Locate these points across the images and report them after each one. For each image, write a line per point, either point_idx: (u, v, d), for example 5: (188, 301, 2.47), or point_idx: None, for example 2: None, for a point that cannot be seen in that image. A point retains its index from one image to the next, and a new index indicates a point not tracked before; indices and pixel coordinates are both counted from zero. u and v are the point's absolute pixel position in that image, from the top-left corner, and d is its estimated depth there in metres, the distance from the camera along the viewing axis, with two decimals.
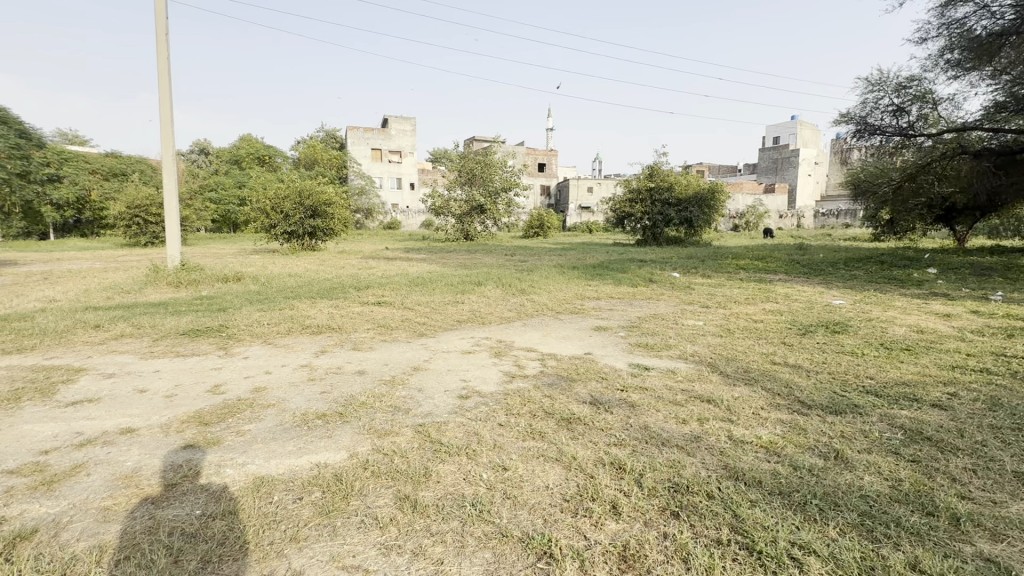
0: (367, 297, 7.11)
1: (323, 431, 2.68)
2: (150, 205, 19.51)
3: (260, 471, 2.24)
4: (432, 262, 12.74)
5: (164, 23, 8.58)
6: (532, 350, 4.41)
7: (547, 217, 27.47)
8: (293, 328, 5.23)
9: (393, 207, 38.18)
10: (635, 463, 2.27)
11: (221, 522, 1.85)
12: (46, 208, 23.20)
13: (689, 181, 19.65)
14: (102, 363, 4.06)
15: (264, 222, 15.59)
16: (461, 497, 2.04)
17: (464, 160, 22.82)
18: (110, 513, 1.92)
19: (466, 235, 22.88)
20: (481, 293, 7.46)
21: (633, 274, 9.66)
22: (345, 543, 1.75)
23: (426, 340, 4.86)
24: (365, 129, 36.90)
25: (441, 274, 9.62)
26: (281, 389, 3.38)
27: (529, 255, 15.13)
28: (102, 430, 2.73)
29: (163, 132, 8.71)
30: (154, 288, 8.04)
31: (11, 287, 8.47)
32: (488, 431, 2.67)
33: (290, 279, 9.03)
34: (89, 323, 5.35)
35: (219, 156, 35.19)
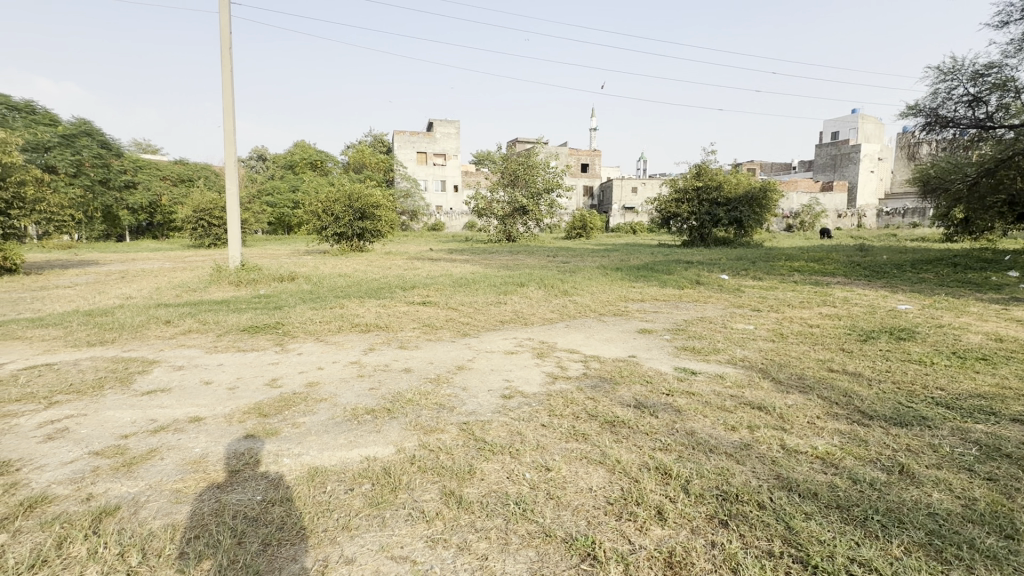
0: (413, 297, 7.30)
1: (372, 426, 2.78)
2: (213, 209, 20.80)
3: (314, 461, 2.35)
4: (474, 263, 12.91)
5: (228, 38, 9.14)
6: (575, 352, 4.39)
7: (590, 217, 27.21)
8: (343, 326, 5.45)
9: (438, 209, 38.95)
10: (682, 469, 2.23)
11: (280, 508, 1.96)
12: (123, 213, 25.22)
13: (739, 180, 18.95)
14: (173, 356, 4.39)
15: (316, 225, 16.30)
16: (505, 494, 2.07)
17: (507, 162, 22.96)
18: (181, 495, 2.07)
19: (508, 237, 23.04)
20: (523, 294, 7.50)
21: (679, 276, 9.44)
22: (394, 534, 1.81)
23: (469, 340, 4.93)
24: (411, 133, 37.85)
25: (484, 275, 9.72)
26: (333, 384, 3.54)
27: (571, 256, 15.07)
28: (172, 418, 2.94)
29: (227, 141, 9.29)
30: (217, 286, 8.59)
31: (94, 285, 9.26)
32: (531, 431, 2.68)
33: (339, 279, 9.41)
34: (161, 319, 5.79)
35: (276, 162, 37.07)
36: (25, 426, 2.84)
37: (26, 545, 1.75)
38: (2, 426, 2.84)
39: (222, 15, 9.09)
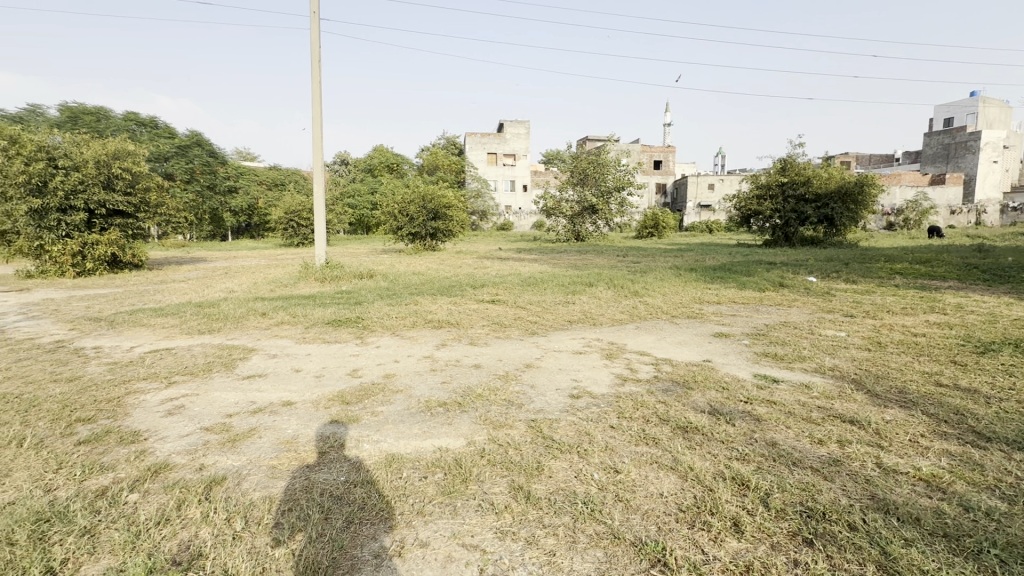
0: (483, 295, 7.47)
1: (444, 417, 2.90)
2: (302, 210, 22.50)
3: (391, 449, 2.49)
4: (543, 263, 12.90)
5: (317, 52, 9.85)
6: (646, 354, 4.29)
7: (662, 216, 26.28)
8: (417, 321, 5.70)
9: (507, 209, 39.41)
10: (762, 481, 2.11)
11: (361, 490, 2.10)
12: (226, 215, 27.93)
13: (831, 174, 17.39)
14: (269, 345, 4.83)
15: (392, 225, 17.12)
16: (574, 493, 2.07)
17: (576, 160, 22.71)
18: (277, 471, 2.28)
19: (577, 236, 22.90)
20: (592, 294, 7.41)
21: (761, 277, 8.89)
22: (464, 522, 1.88)
23: (537, 338, 4.98)
24: (482, 134, 38.57)
25: (553, 274, 9.71)
26: (407, 377, 3.72)
27: (643, 256, 14.67)
28: (267, 401, 3.24)
29: (315, 148, 10.02)
30: (305, 282, 9.31)
31: (203, 280, 10.35)
32: (599, 432, 2.67)
33: (413, 276, 9.82)
34: (258, 311, 6.38)
35: (356, 166, 39.37)
36: (151, 401, 3.26)
37: (153, 505, 2.01)
38: (133, 400, 3.28)
39: (312, 33, 9.81)
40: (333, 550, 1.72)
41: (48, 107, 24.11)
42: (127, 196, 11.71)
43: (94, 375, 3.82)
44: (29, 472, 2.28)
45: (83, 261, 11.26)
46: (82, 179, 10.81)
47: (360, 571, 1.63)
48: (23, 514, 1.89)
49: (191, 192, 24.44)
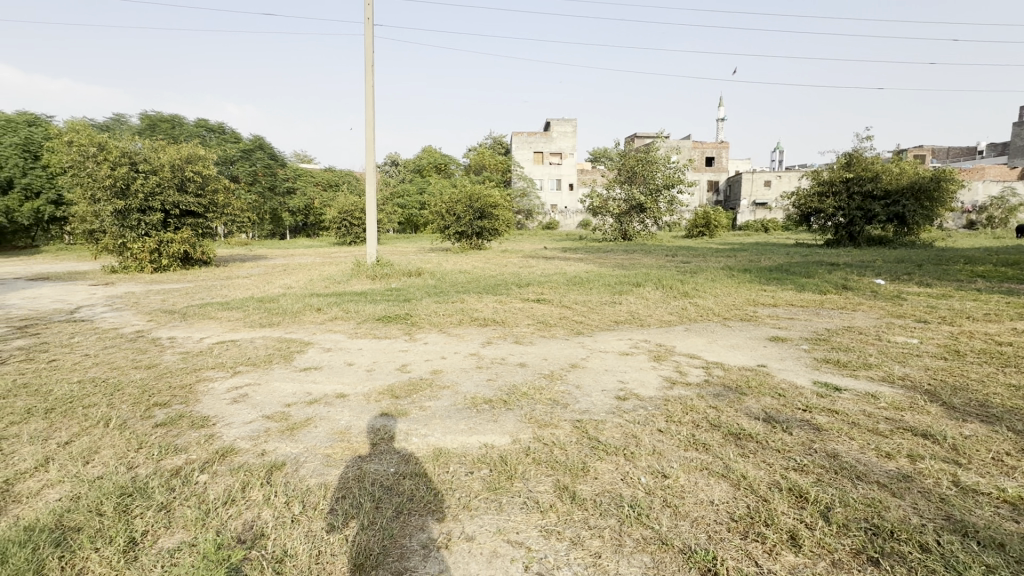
0: (528, 294, 7.48)
1: (490, 414, 2.93)
2: (354, 210, 23.36)
3: (439, 443, 2.55)
4: (589, 262, 12.77)
5: (370, 56, 10.18)
6: (696, 357, 4.16)
7: (714, 215, 25.39)
8: (463, 319, 5.79)
9: (552, 208, 39.26)
10: (822, 494, 2.00)
11: (410, 482, 2.16)
12: (285, 215, 29.41)
13: (903, 169, 16.21)
14: (323, 339, 5.06)
15: (440, 224, 17.47)
16: (619, 496, 2.05)
17: (624, 158, 22.29)
18: (332, 460, 2.39)
19: (624, 235, 22.53)
20: (639, 294, 7.27)
21: (822, 279, 8.41)
22: (509, 519, 1.90)
23: (583, 338, 4.94)
24: (528, 134, 38.62)
25: (599, 274, 9.59)
26: (454, 373, 3.80)
27: (693, 256, 14.23)
28: (322, 392, 3.40)
29: (368, 150, 10.38)
30: (357, 279, 9.67)
31: (264, 276, 10.95)
32: (646, 435, 2.62)
33: (460, 275, 9.97)
34: (314, 306, 6.68)
35: (406, 167, 40.44)
36: (218, 389, 3.49)
37: (221, 485, 2.16)
38: (203, 387, 3.53)
39: (366, 38, 10.15)
40: (383, 539, 1.78)
41: (131, 117, 26.25)
42: (198, 198, 12.57)
43: (169, 363, 4.14)
44: (116, 450, 2.50)
45: (159, 258, 12.17)
46: (159, 182, 11.70)
47: (410, 560, 1.68)
48: (109, 489, 2.08)
49: (253, 193, 25.93)
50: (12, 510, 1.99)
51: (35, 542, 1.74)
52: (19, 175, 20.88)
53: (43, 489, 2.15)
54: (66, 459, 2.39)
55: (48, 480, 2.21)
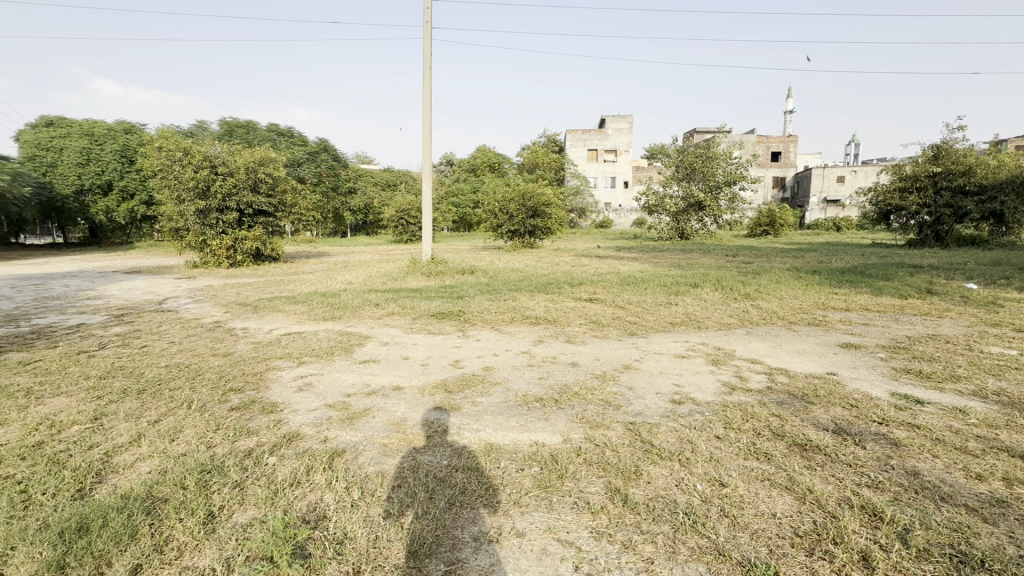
0: (580, 293, 7.41)
1: (541, 413, 2.93)
2: (411, 209, 24.07)
3: (490, 438, 2.59)
4: (643, 261, 12.45)
5: (428, 59, 10.44)
6: (757, 362, 3.97)
7: (779, 213, 24.05)
8: (515, 317, 5.83)
9: (606, 206, 38.66)
10: (899, 515, 1.85)
11: (462, 475, 2.21)
12: (346, 214, 30.79)
13: (1001, 162, 14.63)
14: (381, 333, 5.26)
15: (492, 222, 17.63)
16: (674, 502, 1.99)
17: (682, 154, 21.54)
18: (389, 450, 2.48)
19: (681, 234, 21.70)
20: (697, 295, 7.02)
21: (902, 282, 7.75)
22: (559, 518, 1.89)
23: (636, 339, 4.84)
24: (583, 131, 38.22)
25: (654, 274, 9.34)
26: (505, 370, 3.83)
27: (755, 256, 13.56)
28: (380, 385, 3.54)
29: (425, 151, 10.67)
30: (413, 276, 9.96)
31: (327, 272, 11.51)
32: (703, 441, 2.53)
33: (512, 273, 10.03)
34: (372, 302, 6.96)
35: (461, 166, 41.20)
36: (286, 377, 3.73)
37: (287, 468, 2.30)
38: (272, 375, 3.78)
39: (425, 40, 10.41)
40: (436, 528, 1.83)
41: (211, 123, 28.43)
42: (269, 198, 13.40)
43: (242, 352, 4.45)
44: (196, 430, 2.72)
45: (234, 254, 13.10)
46: (235, 183, 12.58)
47: (461, 551, 1.72)
48: (192, 465, 2.27)
49: (317, 193, 27.35)
50: (112, 479, 2.22)
51: (130, 509, 1.92)
52: (117, 178, 23.19)
53: (137, 461, 2.38)
54: (155, 436, 2.63)
55: (141, 453, 2.45)
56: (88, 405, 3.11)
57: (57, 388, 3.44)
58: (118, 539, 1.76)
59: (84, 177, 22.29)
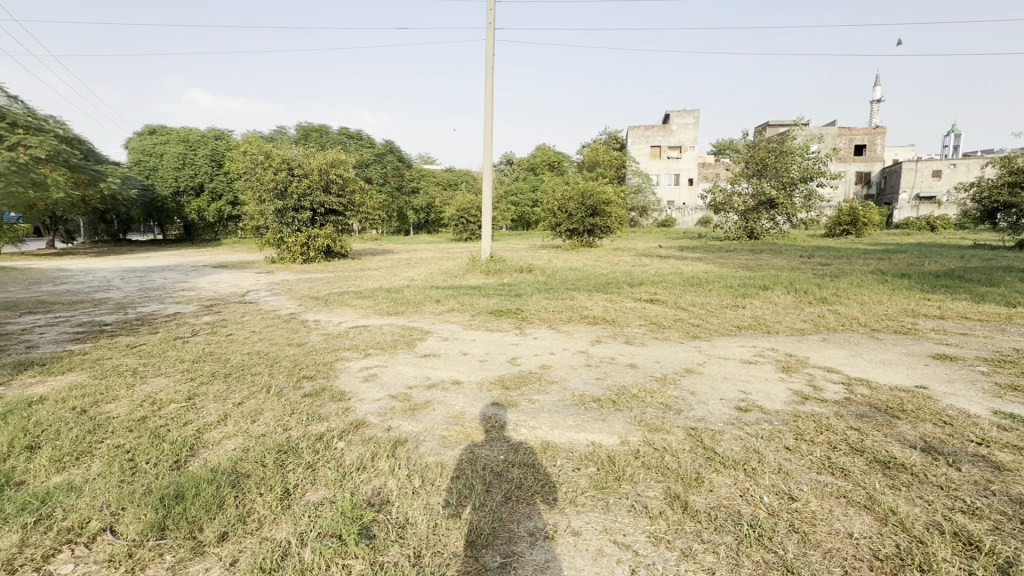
0: (640, 294, 7.23)
1: (598, 413, 2.91)
2: (471, 208, 24.54)
3: (547, 436, 2.60)
4: (708, 262, 11.94)
5: (490, 60, 10.59)
6: (834, 371, 3.70)
7: (863, 211, 22.20)
8: (573, 316, 5.79)
9: (669, 204, 37.49)
10: (1001, 546, 1.66)
11: (518, 470, 2.23)
12: (410, 213, 31.91)
13: None
14: (441, 328, 5.42)
15: (551, 221, 17.60)
16: (738, 513, 1.91)
17: (753, 149, 20.45)
18: (449, 441, 2.56)
19: (750, 233, 20.66)
20: (767, 298, 6.64)
21: (1010, 288, 6.92)
22: (616, 520, 1.87)
23: (699, 342, 4.66)
24: (645, 127, 37.23)
25: (720, 276, 8.94)
26: (563, 369, 3.83)
27: (833, 257, 12.64)
28: (439, 378, 3.65)
29: (486, 151, 10.83)
30: (472, 274, 10.16)
31: (391, 269, 12.01)
32: (770, 451, 2.40)
33: (570, 272, 9.97)
34: (433, 298, 7.16)
35: (520, 165, 41.51)
36: (353, 368, 3.94)
37: (355, 453, 2.43)
38: (341, 365, 4.00)
39: (488, 42, 10.56)
40: (493, 521, 1.87)
41: (289, 128, 30.43)
42: (339, 198, 14.15)
43: (314, 342, 4.74)
44: (274, 413, 2.94)
45: (308, 250, 13.96)
46: (309, 184, 13.40)
47: (517, 545, 1.74)
48: (271, 445, 2.46)
49: (383, 193, 28.56)
50: (202, 453, 2.45)
51: (218, 481, 2.12)
52: (208, 180, 25.38)
53: (224, 439, 2.61)
54: (239, 417, 2.88)
55: (227, 432, 2.69)
56: (183, 386, 3.45)
57: (157, 369, 3.83)
58: (208, 508, 1.94)
59: (180, 179, 24.67)
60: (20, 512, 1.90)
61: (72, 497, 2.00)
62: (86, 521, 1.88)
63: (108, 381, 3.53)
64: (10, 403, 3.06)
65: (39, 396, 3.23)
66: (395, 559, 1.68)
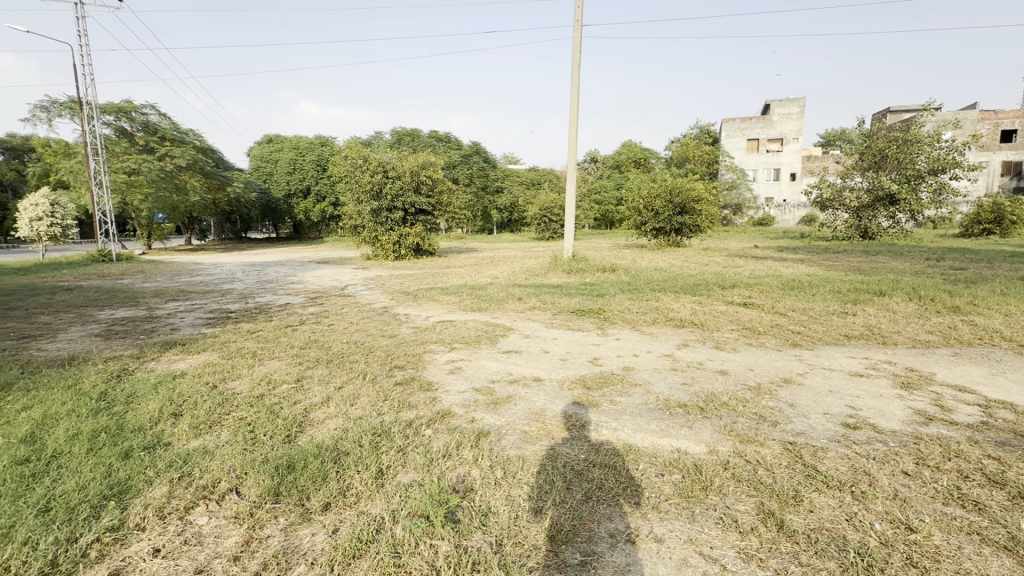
0: (733, 297, 6.81)
1: (684, 420, 2.79)
2: (554, 207, 24.59)
3: (629, 439, 2.55)
4: (813, 264, 10.91)
5: (576, 57, 10.52)
6: (967, 391, 3.22)
7: (1011, 206, 19.02)
8: (658, 318, 5.60)
9: (767, 201, 34.82)
10: None
11: (599, 471, 2.22)
12: (494, 212, 32.63)
13: None
14: (523, 326, 5.50)
15: (636, 220, 17.10)
16: (843, 538, 1.74)
17: (870, 139, 18.33)
18: (531, 436, 2.61)
19: (863, 233, 18.67)
20: (883, 305, 5.95)
21: None
22: (702, 531, 1.80)
23: (799, 351, 4.30)
24: (742, 119, 34.87)
25: (826, 279, 8.15)
26: (646, 372, 3.72)
27: (972, 260, 10.96)
28: (521, 374, 3.72)
29: (571, 149, 10.77)
30: (554, 272, 10.18)
31: (476, 267, 12.38)
32: (884, 475, 2.16)
33: (656, 272, 9.63)
34: (515, 296, 7.27)
35: (605, 162, 40.76)
36: (440, 360, 4.13)
37: (441, 441, 2.55)
38: (429, 357, 4.22)
39: (575, 40, 10.51)
40: (573, 518, 1.88)
41: (385, 132, 32.44)
42: (429, 198, 14.84)
43: (404, 335, 5.04)
44: (370, 398, 3.19)
45: (399, 248, 14.81)
46: (402, 185, 14.21)
47: (597, 545, 1.74)
48: (366, 428, 2.66)
49: (469, 192, 29.52)
50: (309, 431, 2.71)
51: (323, 456, 2.34)
52: (314, 183, 27.82)
53: (327, 419, 2.87)
54: (340, 399, 3.15)
55: (329, 412, 2.95)
56: (293, 369, 3.84)
57: (273, 353, 4.30)
58: (314, 479, 2.15)
59: (291, 183, 27.35)
60: (167, 469, 2.23)
61: (206, 460, 2.31)
62: (217, 481, 2.16)
63: (232, 361, 4.03)
64: (159, 376, 3.60)
65: (181, 371, 3.77)
66: (478, 545, 1.75)
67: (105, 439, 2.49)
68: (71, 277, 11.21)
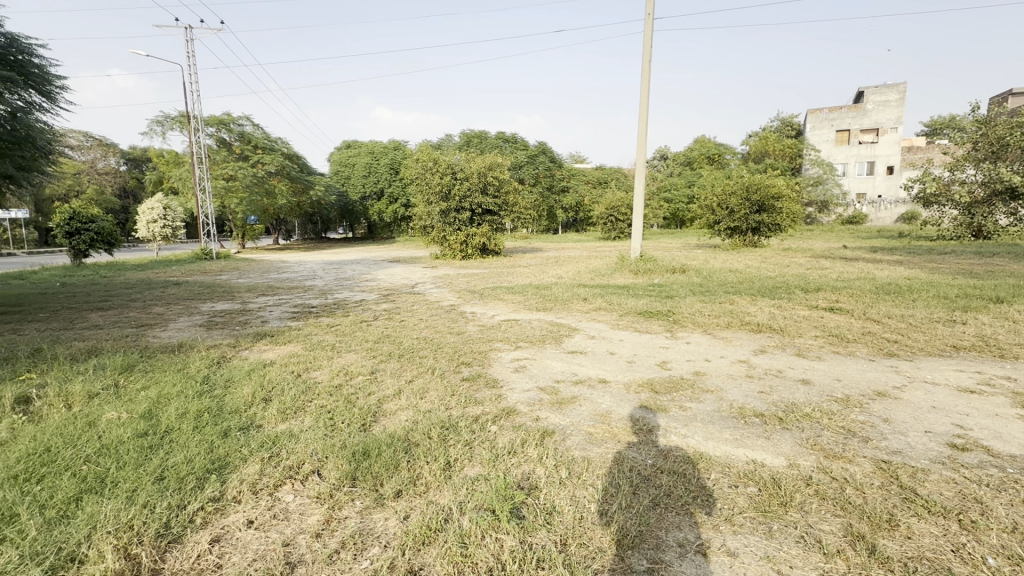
0: (818, 301, 6.31)
1: (761, 430, 2.63)
2: (621, 206, 24.10)
3: (700, 446, 2.45)
4: (913, 266, 9.86)
5: (647, 51, 10.23)
6: None
7: None
8: (732, 322, 5.31)
9: (859, 197, 31.99)
10: None
11: (667, 477, 2.15)
12: (559, 211, 32.52)
13: None
14: (589, 326, 5.44)
15: (709, 218, 16.35)
16: (946, 570, 1.57)
17: (987, 126, 16.24)
18: (596, 438, 2.58)
19: (977, 231, 16.80)
20: (1001, 313, 5.25)
21: None
22: (780, 549, 1.69)
23: (896, 362, 3.91)
24: (831, 109, 32.24)
25: (929, 283, 7.33)
26: (719, 378, 3.55)
27: None
28: (587, 375, 3.68)
29: (640, 145, 10.48)
30: (621, 273, 9.95)
31: (541, 266, 12.42)
32: (1000, 505, 1.91)
33: (730, 274, 9.15)
34: (580, 296, 7.20)
35: (676, 159, 39.29)
36: (505, 358, 4.19)
37: (506, 438, 2.59)
38: (494, 354, 4.29)
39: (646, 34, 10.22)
40: (639, 524, 1.84)
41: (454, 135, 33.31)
42: (495, 198, 15.05)
43: (471, 332, 5.15)
44: (438, 393, 3.30)
45: (466, 247, 15.17)
46: (470, 186, 14.55)
47: (665, 553, 1.69)
48: (434, 421, 2.76)
49: (534, 193, 29.64)
50: (382, 421, 2.86)
51: (395, 445, 2.46)
52: (387, 186, 29.15)
53: (398, 411, 3.00)
54: (410, 393, 3.29)
55: (400, 405, 3.09)
56: (368, 362, 4.07)
57: (349, 346, 4.58)
58: (387, 467, 2.26)
59: (367, 186, 28.85)
60: (259, 449, 2.44)
61: (292, 443, 2.51)
62: (301, 463, 2.34)
63: (313, 353, 4.33)
64: (251, 363, 3.95)
65: (271, 360, 4.11)
66: (542, 542, 1.76)
67: (208, 418, 2.78)
68: (178, 272, 12.55)
